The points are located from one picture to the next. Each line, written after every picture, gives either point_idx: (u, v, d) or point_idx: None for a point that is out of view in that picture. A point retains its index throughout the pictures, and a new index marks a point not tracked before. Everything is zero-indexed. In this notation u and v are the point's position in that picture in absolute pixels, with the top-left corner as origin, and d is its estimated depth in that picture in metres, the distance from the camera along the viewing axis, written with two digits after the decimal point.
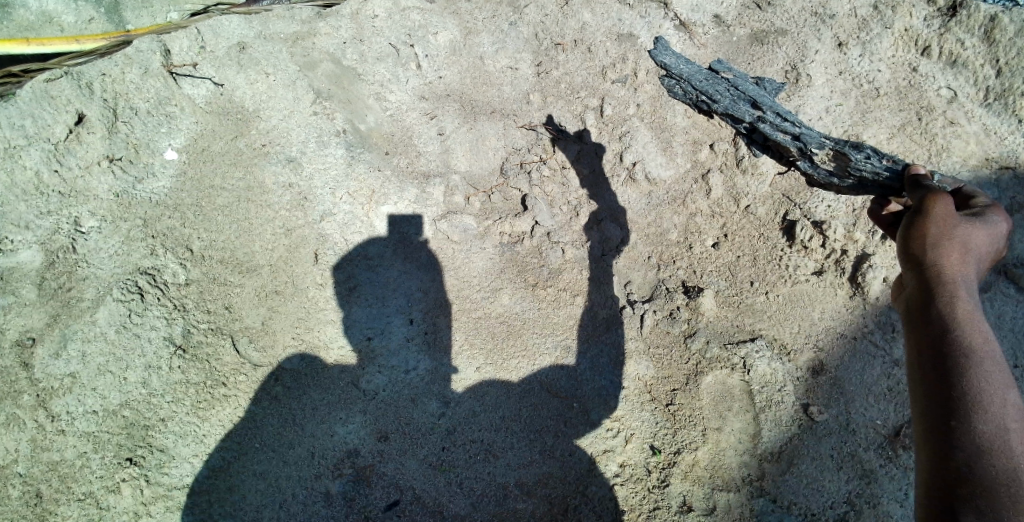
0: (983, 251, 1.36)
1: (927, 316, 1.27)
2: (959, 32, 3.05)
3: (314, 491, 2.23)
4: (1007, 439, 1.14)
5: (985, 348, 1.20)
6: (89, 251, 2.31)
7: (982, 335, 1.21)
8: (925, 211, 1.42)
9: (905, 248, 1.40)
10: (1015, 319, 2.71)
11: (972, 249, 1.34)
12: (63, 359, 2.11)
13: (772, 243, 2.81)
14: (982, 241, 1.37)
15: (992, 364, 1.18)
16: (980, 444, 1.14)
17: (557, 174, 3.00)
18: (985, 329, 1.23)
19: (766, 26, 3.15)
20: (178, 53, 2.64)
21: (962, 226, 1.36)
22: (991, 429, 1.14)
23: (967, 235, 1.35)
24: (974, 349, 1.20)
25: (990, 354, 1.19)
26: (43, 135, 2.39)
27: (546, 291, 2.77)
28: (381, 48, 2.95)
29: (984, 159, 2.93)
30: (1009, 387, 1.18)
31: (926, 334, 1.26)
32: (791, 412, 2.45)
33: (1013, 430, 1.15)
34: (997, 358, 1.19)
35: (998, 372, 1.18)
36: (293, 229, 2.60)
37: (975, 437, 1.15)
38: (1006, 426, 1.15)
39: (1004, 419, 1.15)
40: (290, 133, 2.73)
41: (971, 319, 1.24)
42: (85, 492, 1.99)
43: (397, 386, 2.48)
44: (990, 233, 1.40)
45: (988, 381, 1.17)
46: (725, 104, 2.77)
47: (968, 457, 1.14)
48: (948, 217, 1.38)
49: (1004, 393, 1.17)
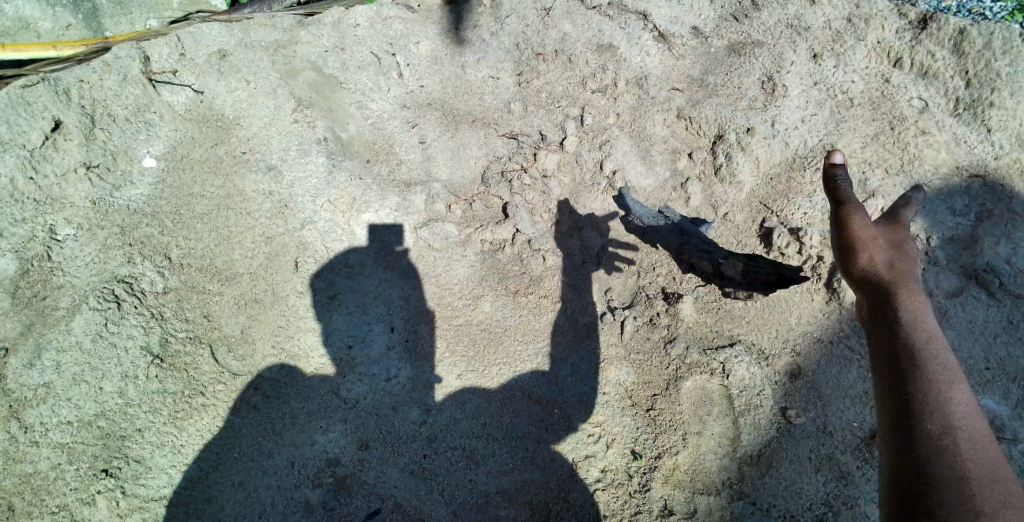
0: (909, 254, 1.45)
1: (874, 325, 1.34)
2: (929, 44, 3.13)
3: (294, 500, 2.22)
4: (955, 434, 1.11)
5: (928, 348, 1.24)
6: (65, 259, 2.28)
7: (923, 336, 1.26)
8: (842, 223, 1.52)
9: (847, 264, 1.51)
10: (986, 324, 2.79)
11: (900, 254, 1.44)
12: (37, 369, 2.08)
13: (749, 250, 2.88)
14: (901, 244, 1.47)
15: (935, 364, 1.21)
16: (927, 440, 1.12)
17: (538, 183, 3.00)
18: (929, 331, 1.27)
19: (743, 37, 3.20)
20: (158, 60, 2.64)
21: (883, 236, 1.47)
22: (938, 424, 1.13)
23: (889, 244, 1.45)
24: (917, 351, 1.24)
25: (933, 354, 1.22)
26: (18, 141, 2.35)
27: (527, 298, 2.78)
28: (363, 57, 2.95)
29: (955, 168, 3.02)
30: (954, 386, 1.18)
31: (874, 342, 1.31)
32: (768, 415, 2.49)
33: (964, 423, 1.13)
34: (941, 358, 1.22)
35: (942, 372, 1.20)
36: (273, 237, 2.58)
37: (923, 434, 1.13)
38: (954, 423, 1.13)
39: (952, 416, 1.14)
40: (270, 141, 2.72)
41: (913, 322, 1.29)
42: (59, 505, 1.96)
43: (377, 394, 2.46)
44: (909, 238, 1.49)
45: (932, 381, 1.19)
46: None
47: (917, 455, 1.11)
48: (867, 229, 1.48)
49: (948, 391, 1.17)
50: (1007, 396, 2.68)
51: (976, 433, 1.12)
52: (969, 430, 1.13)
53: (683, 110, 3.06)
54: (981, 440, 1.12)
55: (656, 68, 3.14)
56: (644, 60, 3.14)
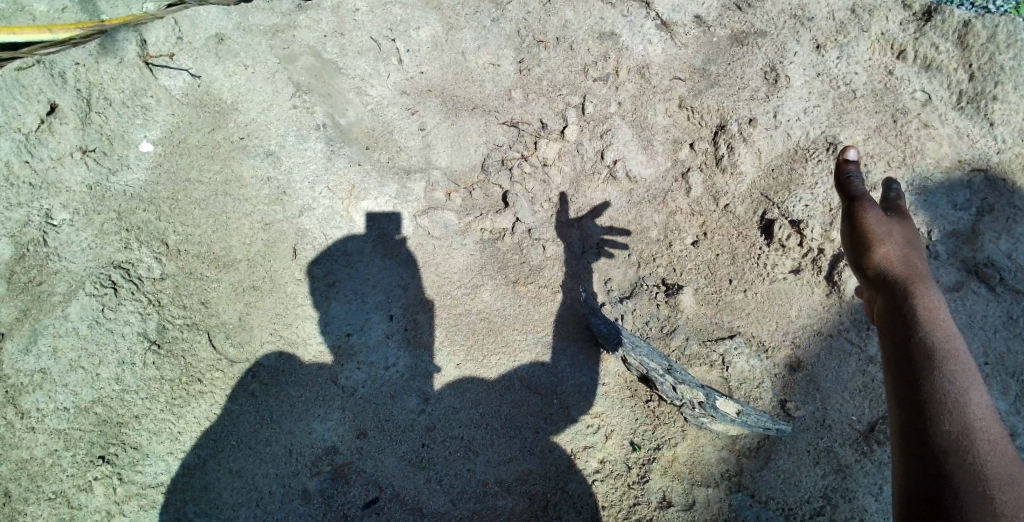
0: (919, 249, 1.40)
1: (888, 323, 1.27)
2: (933, 37, 3.10)
3: (292, 488, 2.21)
4: (972, 436, 1.05)
5: (949, 347, 1.16)
6: (61, 244, 2.26)
7: (944, 334, 1.18)
8: (852, 219, 1.47)
9: (856, 262, 1.44)
10: (985, 318, 2.79)
11: (912, 251, 1.38)
12: (33, 355, 2.07)
13: (750, 242, 2.86)
14: (910, 238, 1.42)
15: (954, 362, 1.13)
16: (945, 444, 1.06)
17: (538, 172, 2.97)
18: (949, 329, 1.19)
19: (746, 27, 3.16)
20: (154, 43, 2.57)
21: (891, 231, 1.42)
22: (955, 427, 1.07)
23: (898, 238, 1.40)
24: (936, 350, 1.16)
25: (953, 352, 1.15)
26: (12, 126, 2.31)
27: (526, 288, 2.77)
28: (362, 42, 2.91)
29: (957, 161, 3.00)
30: (973, 385, 1.11)
31: (889, 341, 1.24)
32: (768, 408, 2.53)
33: (980, 430, 1.06)
34: (961, 357, 1.15)
35: (961, 371, 1.12)
36: (271, 224, 2.56)
37: (940, 436, 1.07)
38: (972, 424, 1.07)
39: (967, 416, 1.08)
40: (268, 126, 2.69)
41: (932, 319, 1.22)
42: (55, 491, 1.96)
43: (376, 383, 2.45)
44: (917, 230, 1.45)
45: (951, 381, 1.11)
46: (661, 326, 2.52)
47: (933, 460, 1.05)
48: (875, 224, 1.43)
49: (968, 390, 1.10)
50: (1006, 391, 2.68)
51: (995, 435, 1.06)
52: (988, 431, 1.07)
53: (684, 99, 3.04)
54: (998, 441, 1.06)
55: (658, 57, 3.11)
56: (646, 49, 3.11)
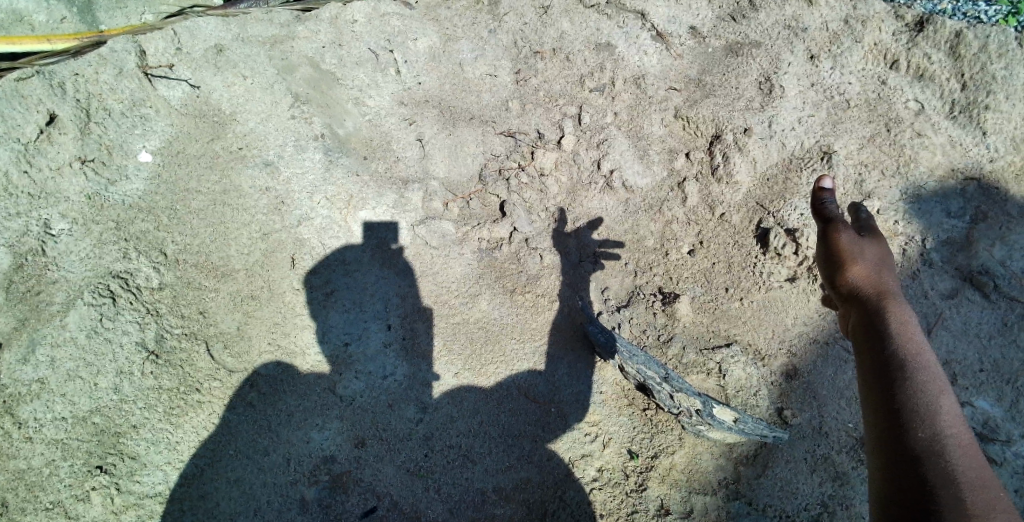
0: (891, 266, 1.47)
1: (862, 336, 1.33)
2: (926, 47, 3.14)
3: (290, 498, 2.22)
4: (945, 442, 1.10)
5: (921, 359, 1.22)
6: (60, 254, 2.27)
7: (915, 347, 1.24)
8: (826, 237, 1.54)
9: (831, 279, 1.50)
10: (979, 326, 2.81)
11: (884, 269, 1.45)
12: (31, 365, 2.08)
13: (746, 250, 2.88)
14: (882, 256, 1.49)
15: (925, 373, 1.19)
16: (919, 451, 1.11)
17: (536, 181, 2.99)
18: (920, 341, 1.25)
19: (741, 38, 3.20)
20: (154, 54, 2.62)
21: (864, 248, 1.49)
22: (928, 434, 1.12)
23: (870, 256, 1.47)
24: (908, 362, 1.22)
25: (923, 362, 1.21)
26: (12, 136, 2.34)
27: (524, 297, 2.77)
28: (360, 53, 2.93)
29: (951, 170, 3.03)
30: (944, 394, 1.17)
31: (863, 353, 1.30)
32: (765, 415, 2.55)
33: (951, 436, 1.11)
34: (931, 366, 1.21)
35: (932, 381, 1.19)
36: (269, 233, 2.56)
37: (915, 441, 1.12)
38: (945, 430, 1.12)
39: (940, 424, 1.13)
40: (267, 137, 2.70)
41: (904, 334, 1.28)
42: (52, 501, 1.97)
43: (374, 391, 2.46)
44: (889, 247, 1.51)
45: (924, 390, 1.17)
46: (642, 362, 2.50)
47: (909, 465, 1.10)
48: (848, 242, 1.50)
49: (938, 399, 1.16)
50: (1001, 398, 2.69)
51: (966, 441, 1.12)
52: (959, 438, 1.12)
53: (680, 110, 3.07)
54: (968, 446, 1.12)
55: (653, 67, 3.15)
56: (642, 60, 3.15)
